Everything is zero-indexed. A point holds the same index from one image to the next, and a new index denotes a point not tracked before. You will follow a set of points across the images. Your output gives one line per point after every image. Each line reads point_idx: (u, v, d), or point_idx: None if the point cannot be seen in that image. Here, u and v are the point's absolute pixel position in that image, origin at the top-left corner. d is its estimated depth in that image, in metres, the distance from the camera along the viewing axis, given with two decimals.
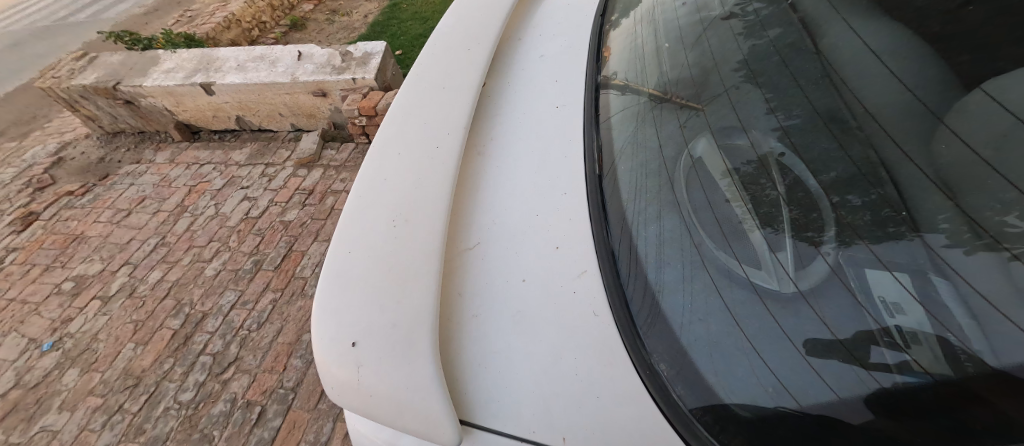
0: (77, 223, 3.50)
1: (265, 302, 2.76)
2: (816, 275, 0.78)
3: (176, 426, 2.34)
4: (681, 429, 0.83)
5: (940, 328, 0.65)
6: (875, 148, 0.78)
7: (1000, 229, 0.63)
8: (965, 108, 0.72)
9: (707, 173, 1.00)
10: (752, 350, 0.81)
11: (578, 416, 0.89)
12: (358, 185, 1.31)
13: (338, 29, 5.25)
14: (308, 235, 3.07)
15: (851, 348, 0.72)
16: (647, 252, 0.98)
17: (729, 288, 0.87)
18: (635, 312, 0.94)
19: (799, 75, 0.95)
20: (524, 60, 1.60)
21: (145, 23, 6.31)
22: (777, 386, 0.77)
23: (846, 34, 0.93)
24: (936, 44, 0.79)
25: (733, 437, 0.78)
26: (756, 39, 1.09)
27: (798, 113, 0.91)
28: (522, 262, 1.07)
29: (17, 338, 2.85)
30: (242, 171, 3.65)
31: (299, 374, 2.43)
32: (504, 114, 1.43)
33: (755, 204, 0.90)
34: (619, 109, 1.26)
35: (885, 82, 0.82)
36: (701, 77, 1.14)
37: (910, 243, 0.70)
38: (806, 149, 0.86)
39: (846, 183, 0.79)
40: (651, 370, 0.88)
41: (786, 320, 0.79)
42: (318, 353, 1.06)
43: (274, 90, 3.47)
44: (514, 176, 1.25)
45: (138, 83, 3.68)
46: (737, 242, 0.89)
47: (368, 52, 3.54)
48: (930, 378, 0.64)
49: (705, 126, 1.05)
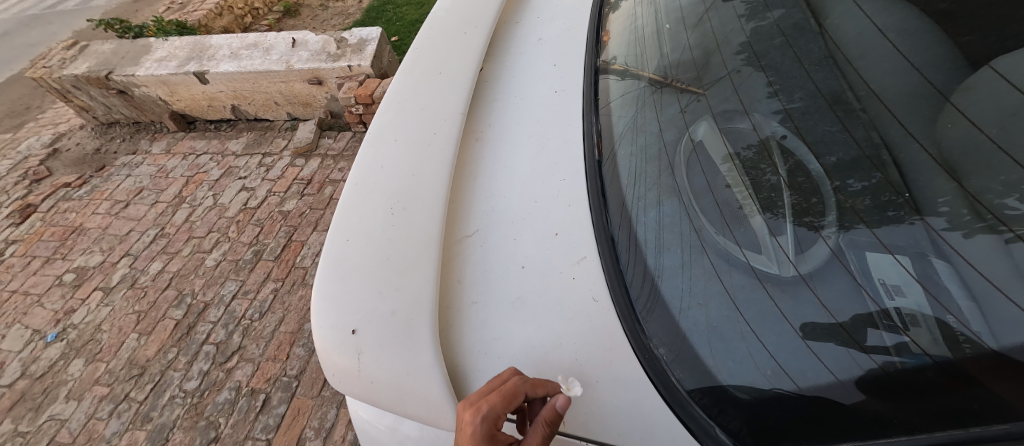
0: (75, 215, 3.49)
1: (266, 292, 2.77)
2: (816, 258, 0.78)
3: (182, 414, 2.37)
4: (679, 413, 0.85)
5: (939, 310, 0.64)
6: (878, 129, 0.77)
7: (1001, 211, 0.62)
8: (972, 87, 0.69)
9: (708, 158, 0.99)
10: (751, 335, 0.81)
11: (579, 401, 0.91)
12: (355, 171, 1.29)
13: (333, 14, 5.15)
14: (307, 226, 3.07)
15: (851, 331, 0.71)
16: (646, 238, 0.98)
17: (729, 272, 0.87)
18: (634, 297, 0.94)
19: (802, 56, 0.94)
20: (522, 44, 1.58)
21: (136, 11, 6.20)
22: (775, 369, 0.78)
23: (853, 14, 0.90)
24: (942, 21, 0.77)
25: (731, 419, 0.80)
26: (759, 20, 1.06)
27: (801, 96, 0.90)
28: (521, 249, 1.07)
29: (21, 329, 2.87)
30: (239, 161, 3.63)
31: (302, 362, 2.45)
32: (503, 100, 1.41)
33: (756, 187, 0.89)
34: (619, 94, 1.24)
35: (891, 63, 0.80)
36: (703, 60, 1.12)
37: (911, 226, 0.69)
38: (808, 132, 0.86)
39: (848, 166, 0.79)
40: (650, 355, 0.89)
41: (786, 303, 0.79)
42: (317, 341, 1.05)
43: (269, 78, 3.43)
44: (512, 162, 1.24)
45: (131, 72, 3.64)
46: (737, 226, 0.88)
47: (364, 38, 3.49)
48: (929, 360, 0.64)
49: (706, 110, 1.03)
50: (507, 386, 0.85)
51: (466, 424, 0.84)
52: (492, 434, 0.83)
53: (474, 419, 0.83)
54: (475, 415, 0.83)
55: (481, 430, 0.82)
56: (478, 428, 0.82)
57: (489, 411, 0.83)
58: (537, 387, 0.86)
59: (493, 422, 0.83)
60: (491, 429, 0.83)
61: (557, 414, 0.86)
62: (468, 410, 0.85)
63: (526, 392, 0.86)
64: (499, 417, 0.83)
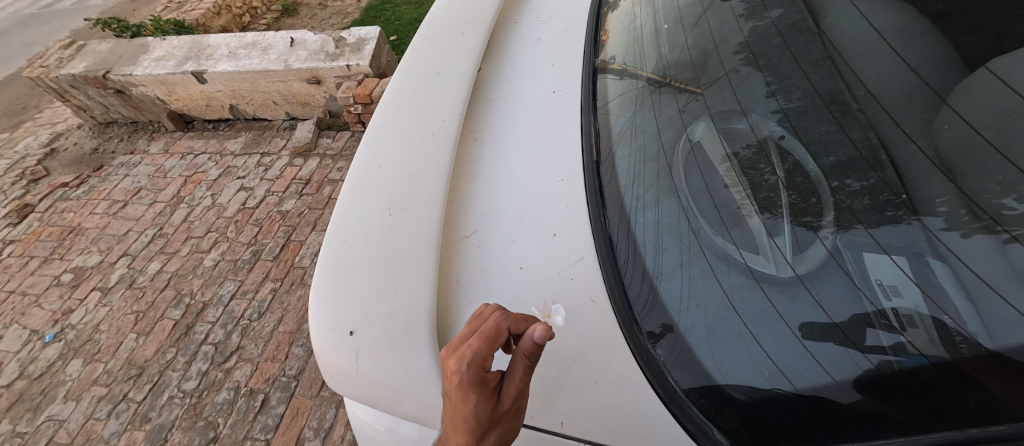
0: (73, 215, 3.48)
1: (265, 292, 2.77)
2: (814, 259, 0.78)
3: (180, 414, 2.37)
4: (677, 413, 0.85)
5: (936, 310, 0.65)
6: (876, 130, 0.78)
7: (997, 212, 0.62)
8: (970, 87, 0.69)
9: (706, 158, 0.99)
10: (749, 335, 0.81)
11: (577, 402, 0.91)
12: (353, 171, 1.29)
13: (331, 14, 5.14)
14: (306, 225, 3.07)
15: (848, 331, 0.72)
16: (645, 239, 0.99)
17: (727, 273, 0.87)
18: (633, 299, 0.95)
19: (800, 56, 0.94)
20: (520, 44, 1.58)
21: (133, 10, 6.18)
22: (773, 369, 0.78)
23: (851, 13, 0.90)
24: (940, 21, 0.77)
25: (729, 419, 0.80)
26: (757, 20, 1.06)
27: (799, 96, 0.90)
28: (520, 249, 1.07)
29: (18, 330, 2.86)
30: (237, 161, 3.63)
31: (301, 362, 2.45)
32: (501, 100, 1.41)
33: (753, 187, 0.89)
34: (618, 94, 1.25)
35: (889, 63, 0.80)
36: (700, 60, 1.12)
37: (909, 226, 0.69)
38: (806, 133, 0.86)
39: (846, 167, 0.79)
40: (649, 356, 0.89)
41: (783, 304, 0.79)
42: (315, 342, 1.05)
43: (267, 78, 3.42)
44: (511, 162, 1.24)
45: (129, 72, 3.63)
46: (735, 227, 0.88)
47: (362, 38, 3.49)
48: (926, 360, 0.64)
49: (704, 111, 1.03)
50: (488, 324, 0.82)
51: (453, 371, 0.80)
52: (481, 377, 0.79)
53: (460, 364, 0.79)
54: (461, 361, 0.79)
55: (469, 374, 0.79)
56: (465, 373, 0.79)
57: (474, 353, 0.79)
58: (519, 322, 0.83)
59: (480, 364, 0.79)
60: (479, 371, 0.79)
61: (537, 345, 0.78)
62: (453, 357, 0.81)
63: (508, 327, 0.82)
64: (485, 360, 0.79)
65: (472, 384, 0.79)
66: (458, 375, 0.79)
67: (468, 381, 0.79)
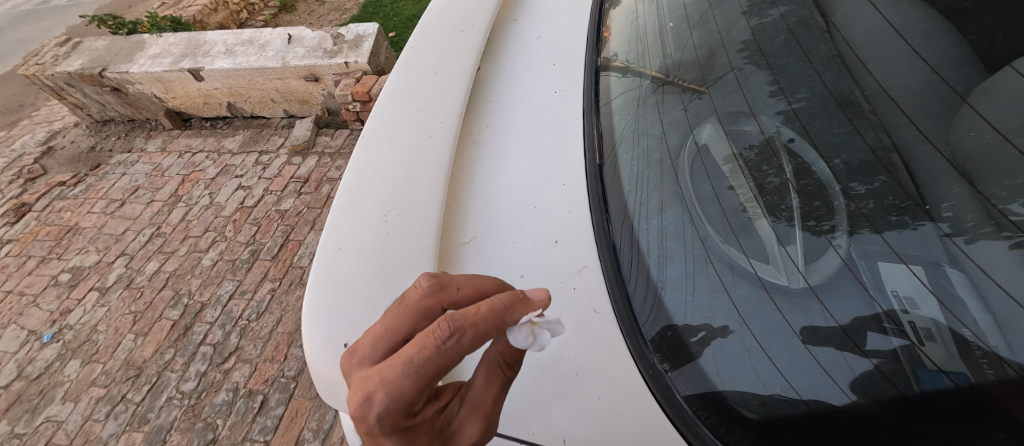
0: (71, 214, 3.45)
1: (264, 292, 2.75)
2: (827, 269, 0.75)
3: (179, 415, 2.35)
4: (684, 432, 0.81)
5: (955, 322, 0.61)
6: (887, 130, 0.74)
7: (1007, 217, 0.60)
8: (993, 88, 0.65)
9: (712, 160, 0.96)
10: (760, 350, 0.78)
11: (579, 417, 0.87)
12: (348, 176, 1.25)
13: (330, 9, 5.09)
14: (305, 224, 3.04)
15: (858, 342, 0.68)
16: (649, 246, 0.96)
17: (736, 284, 0.84)
18: (637, 308, 0.93)
19: (810, 54, 0.90)
20: (520, 42, 1.54)
21: (129, 7, 6.12)
22: (784, 386, 0.74)
23: (864, 9, 0.85)
24: (961, 19, 0.72)
25: (739, 439, 0.76)
26: (762, 17, 1.02)
27: (807, 95, 0.87)
28: (520, 257, 1.05)
29: (16, 330, 2.84)
30: (235, 159, 3.59)
31: (299, 363, 2.43)
32: (501, 100, 1.38)
33: (759, 190, 0.86)
34: (620, 93, 1.22)
35: (907, 60, 0.76)
36: (706, 59, 1.08)
37: (922, 231, 0.66)
38: (817, 134, 0.82)
39: (855, 169, 0.76)
40: (653, 368, 0.87)
41: (795, 317, 0.76)
42: (309, 354, 1.00)
43: (264, 75, 3.39)
44: (510, 166, 1.21)
45: (125, 69, 3.59)
46: (745, 235, 0.85)
47: (361, 34, 3.43)
48: (948, 380, 0.61)
49: (710, 111, 1.00)
50: (419, 357, 0.61)
51: (357, 416, 0.61)
52: (399, 425, 0.63)
53: (370, 409, 0.61)
54: (369, 405, 0.61)
55: (382, 426, 0.61)
56: (377, 420, 0.61)
57: (392, 398, 0.60)
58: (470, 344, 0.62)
59: (400, 411, 0.62)
60: (396, 419, 0.62)
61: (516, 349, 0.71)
62: (358, 396, 0.62)
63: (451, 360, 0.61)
64: (405, 406, 0.61)
65: (389, 431, 0.62)
66: (364, 422, 0.61)
67: (380, 432, 0.61)
